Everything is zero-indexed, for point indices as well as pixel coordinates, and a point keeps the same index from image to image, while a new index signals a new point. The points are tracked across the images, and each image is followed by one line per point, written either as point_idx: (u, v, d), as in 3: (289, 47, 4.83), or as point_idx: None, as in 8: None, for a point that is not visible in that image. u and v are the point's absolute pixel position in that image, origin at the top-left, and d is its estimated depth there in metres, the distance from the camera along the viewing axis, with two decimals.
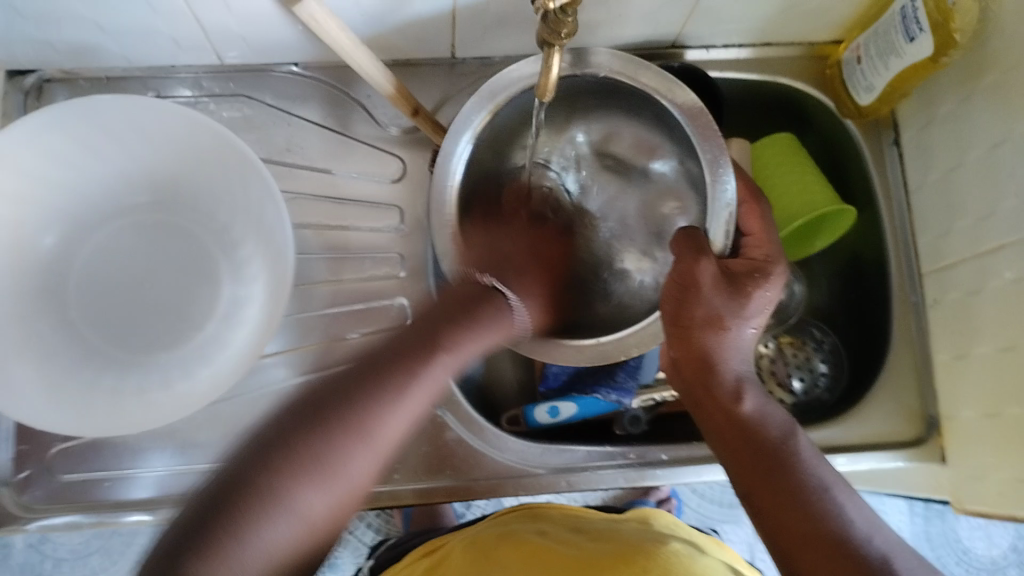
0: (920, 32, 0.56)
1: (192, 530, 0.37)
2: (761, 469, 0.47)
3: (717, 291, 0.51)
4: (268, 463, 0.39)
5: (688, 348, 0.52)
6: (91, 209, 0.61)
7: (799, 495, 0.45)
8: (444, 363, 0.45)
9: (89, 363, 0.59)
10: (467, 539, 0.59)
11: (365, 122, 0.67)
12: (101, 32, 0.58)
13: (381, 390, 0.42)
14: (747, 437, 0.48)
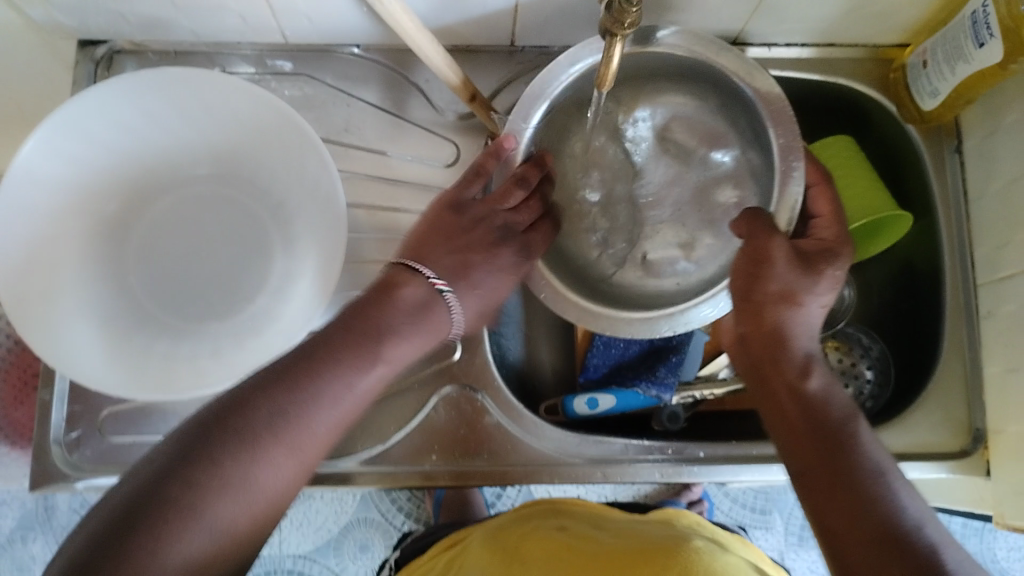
0: (991, 38, 0.55)
1: (195, 445, 0.43)
2: (819, 454, 0.47)
3: (790, 266, 0.51)
4: (228, 431, 0.44)
5: (761, 322, 0.53)
6: (154, 179, 0.63)
7: (852, 479, 0.45)
8: (381, 358, 0.52)
9: (143, 328, 0.60)
10: (492, 531, 0.60)
11: (422, 106, 0.67)
12: (172, 7, 0.60)
13: (341, 359, 0.50)
14: (809, 419, 0.49)
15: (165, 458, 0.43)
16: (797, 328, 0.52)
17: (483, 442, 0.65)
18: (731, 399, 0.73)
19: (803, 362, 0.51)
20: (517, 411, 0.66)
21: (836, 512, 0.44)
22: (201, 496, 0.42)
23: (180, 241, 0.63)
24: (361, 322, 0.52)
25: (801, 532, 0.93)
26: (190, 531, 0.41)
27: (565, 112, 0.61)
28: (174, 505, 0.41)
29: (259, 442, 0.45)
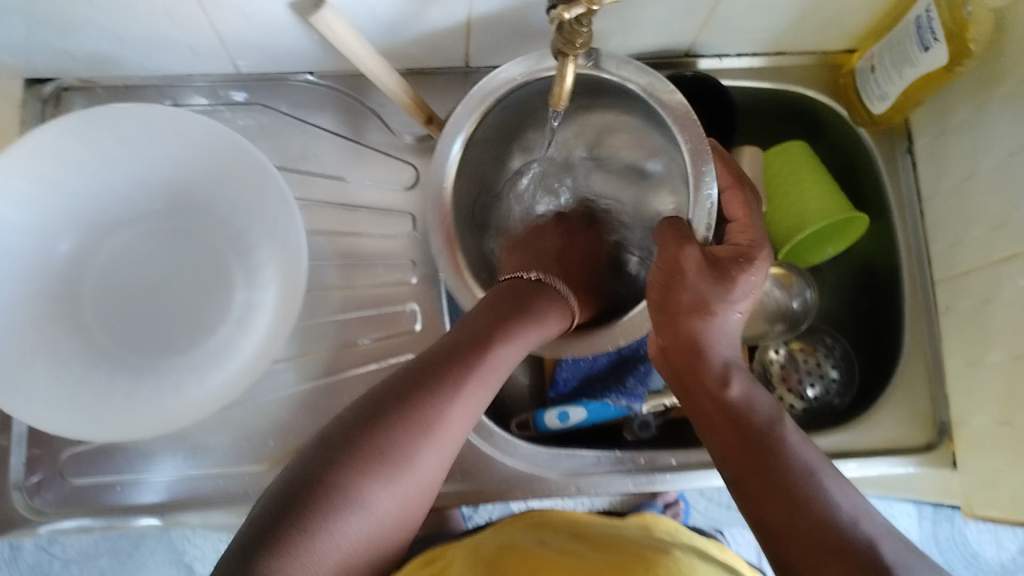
0: (935, 42, 0.56)
1: (319, 470, 0.42)
2: (750, 459, 0.47)
3: (702, 276, 0.51)
4: (381, 415, 0.45)
5: (676, 335, 0.52)
6: (106, 215, 0.61)
7: (787, 482, 0.45)
8: (505, 356, 0.49)
9: (101, 367, 0.59)
10: (471, 546, 0.60)
11: (379, 130, 0.67)
12: (120, 41, 0.59)
13: (454, 380, 0.47)
14: (736, 425, 0.48)
15: (321, 440, 0.44)
16: (717, 337, 0.52)
17: (456, 463, 0.65)
18: None
19: (722, 369, 0.51)
20: (488, 429, 0.65)
21: (772, 518, 0.44)
22: (361, 479, 0.42)
23: (135, 277, 0.61)
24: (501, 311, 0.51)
25: None
26: (355, 511, 0.42)
27: (493, 136, 0.62)
28: (337, 486, 0.42)
29: (411, 422, 0.45)
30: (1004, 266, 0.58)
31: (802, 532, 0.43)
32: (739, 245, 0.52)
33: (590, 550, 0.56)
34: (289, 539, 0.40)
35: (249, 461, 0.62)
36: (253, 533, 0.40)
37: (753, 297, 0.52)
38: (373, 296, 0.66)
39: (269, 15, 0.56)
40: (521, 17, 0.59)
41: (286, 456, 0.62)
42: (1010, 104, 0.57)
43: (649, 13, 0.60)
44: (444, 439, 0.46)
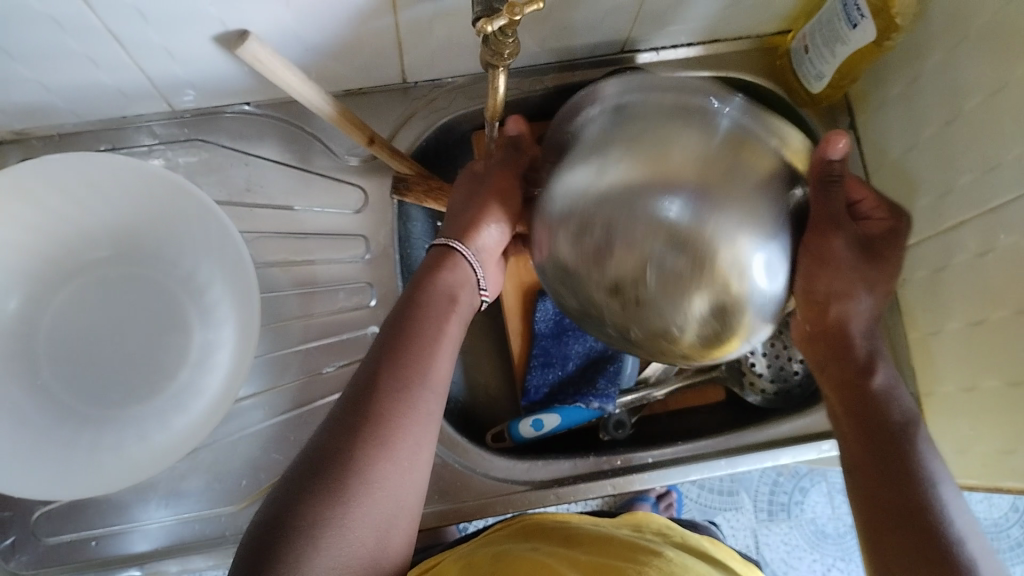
0: (861, 19, 0.56)
1: (272, 519, 0.41)
2: (876, 477, 0.45)
3: (812, 284, 0.47)
4: (339, 442, 0.44)
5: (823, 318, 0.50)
6: (53, 267, 0.60)
7: (922, 514, 0.43)
8: (456, 319, 0.51)
9: (63, 422, 0.58)
10: (462, 557, 0.59)
11: (322, 154, 0.66)
12: (46, 91, 0.58)
13: (417, 351, 0.48)
14: (874, 443, 0.46)
15: (284, 482, 0.43)
16: (854, 322, 0.50)
17: (434, 483, 0.65)
18: (670, 398, 0.74)
19: (872, 348, 0.50)
20: (461, 446, 0.65)
21: (883, 532, 0.43)
22: (338, 535, 0.41)
23: (94, 327, 0.61)
24: (422, 300, 0.50)
25: (770, 507, 0.95)
26: (367, 483, 0.43)
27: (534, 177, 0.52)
28: (309, 516, 0.41)
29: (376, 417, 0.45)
30: (954, 234, 0.58)
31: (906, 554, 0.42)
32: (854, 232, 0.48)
33: (583, 552, 0.56)
34: (303, 531, 0.40)
35: (223, 502, 0.62)
36: (262, 532, 0.41)
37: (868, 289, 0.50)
38: (332, 322, 0.65)
39: (195, 50, 0.56)
40: (449, 28, 0.58)
41: (259, 493, 0.62)
42: (941, 76, 0.57)
43: (578, 13, 0.60)
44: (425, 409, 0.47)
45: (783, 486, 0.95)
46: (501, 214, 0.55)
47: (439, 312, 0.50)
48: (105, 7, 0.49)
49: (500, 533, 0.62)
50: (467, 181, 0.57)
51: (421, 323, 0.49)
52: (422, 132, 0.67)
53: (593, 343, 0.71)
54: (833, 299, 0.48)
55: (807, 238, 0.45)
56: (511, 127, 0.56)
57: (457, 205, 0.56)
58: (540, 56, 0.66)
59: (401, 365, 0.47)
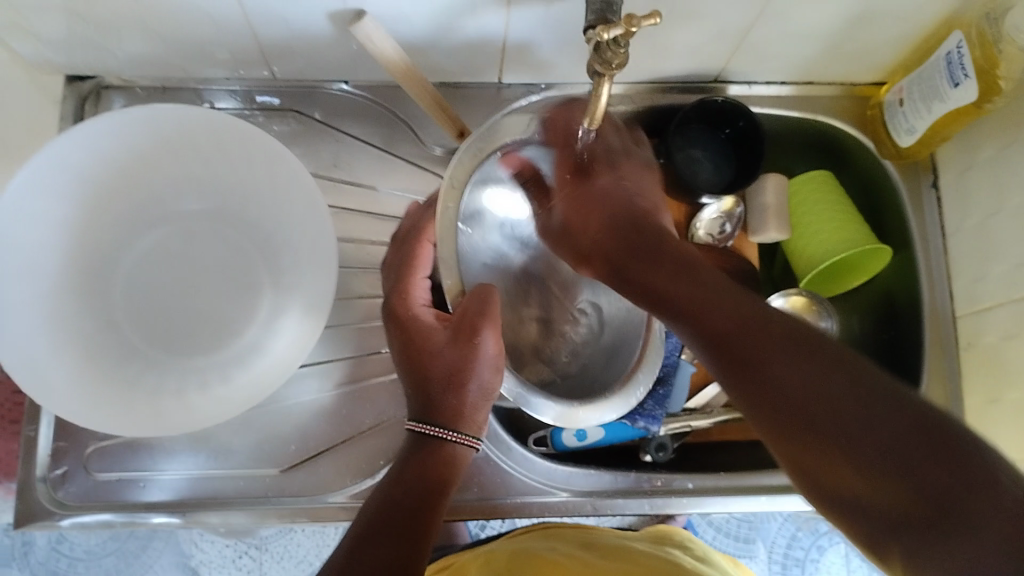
0: (965, 78, 0.56)
1: None
2: (734, 373, 0.40)
3: (573, 199, 0.58)
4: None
5: (590, 222, 0.55)
6: (144, 212, 0.62)
7: (755, 358, 0.39)
8: (452, 466, 0.51)
9: (128, 363, 0.59)
10: (483, 554, 0.60)
11: (410, 141, 0.68)
12: (161, 43, 0.60)
13: (421, 486, 0.50)
14: (745, 345, 0.39)
15: None
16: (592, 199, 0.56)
17: (473, 476, 0.65)
18: (718, 429, 0.73)
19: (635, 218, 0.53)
20: (505, 443, 0.66)
21: (796, 439, 0.36)
22: None
23: (170, 274, 0.62)
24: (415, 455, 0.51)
25: (784, 561, 0.94)
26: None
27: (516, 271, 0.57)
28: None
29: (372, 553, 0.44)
30: None
31: (829, 406, 0.35)
32: (619, 137, 0.59)
33: (598, 557, 0.56)
34: None
35: (268, 463, 0.63)
36: None
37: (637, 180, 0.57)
38: None
39: (308, 23, 0.57)
40: (555, 35, 0.59)
41: (306, 460, 0.63)
42: None
43: (682, 37, 0.61)
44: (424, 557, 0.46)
45: (800, 541, 0.94)
46: (436, 370, 0.52)
47: (435, 455, 0.51)
48: None
49: (522, 536, 0.64)
50: (412, 355, 0.53)
51: (415, 469, 0.50)
52: None
53: None
54: (588, 203, 0.56)
55: (569, 191, 0.58)
56: (484, 299, 0.52)
57: (418, 393, 0.52)
58: (635, 75, 0.67)
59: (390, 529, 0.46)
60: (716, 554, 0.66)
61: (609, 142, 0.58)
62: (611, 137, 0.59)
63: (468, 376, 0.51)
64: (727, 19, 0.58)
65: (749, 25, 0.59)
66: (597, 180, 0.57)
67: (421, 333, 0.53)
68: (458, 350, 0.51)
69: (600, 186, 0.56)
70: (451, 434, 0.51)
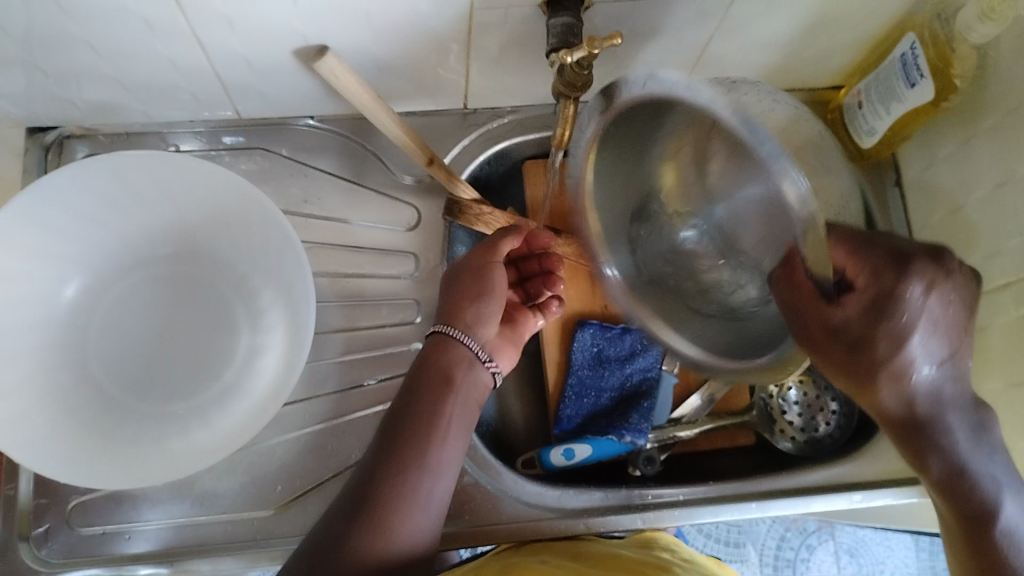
0: (921, 78, 0.58)
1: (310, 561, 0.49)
2: (963, 521, 0.49)
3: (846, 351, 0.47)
4: (350, 512, 0.51)
5: (856, 391, 0.49)
6: (113, 260, 0.61)
7: (982, 528, 0.48)
8: (468, 373, 0.58)
9: (107, 414, 0.58)
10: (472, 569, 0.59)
11: (379, 172, 0.68)
12: (123, 90, 0.60)
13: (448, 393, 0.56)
14: (950, 493, 0.50)
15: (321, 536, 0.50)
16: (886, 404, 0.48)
17: (464, 503, 0.65)
18: (702, 439, 0.74)
19: (915, 426, 0.49)
20: (494, 467, 0.66)
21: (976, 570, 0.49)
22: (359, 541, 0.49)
23: (143, 322, 0.61)
24: (434, 363, 0.57)
25: (776, 563, 0.94)
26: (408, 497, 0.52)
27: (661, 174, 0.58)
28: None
29: (403, 479, 0.52)
30: (998, 294, 0.59)
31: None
32: (962, 282, 0.48)
33: (588, 565, 0.57)
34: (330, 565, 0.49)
35: (255, 505, 0.62)
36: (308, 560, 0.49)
37: (926, 349, 0.46)
38: (376, 336, 0.66)
39: (272, 62, 0.57)
40: (518, 59, 0.60)
41: (293, 499, 0.62)
42: (995, 140, 0.58)
43: (642, 55, 0.61)
44: (441, 470, 0.54)
45: (790, 541, 0.95)
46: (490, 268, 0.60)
47: (454, 362, 0.57)
48: (198, 13, 0.51)
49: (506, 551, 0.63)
50: (455, 267, 0.61)
51: (437, 385, 0.56)
52: (478, 157, 0.68)
53: (628, 378, 0.72)
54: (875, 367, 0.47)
55: (797, 311, 0.46)
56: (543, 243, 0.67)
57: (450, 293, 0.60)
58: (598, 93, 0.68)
59: (403, 443, 0.54)
60: (706, 557, 0.64)
61: (954, 275, 0.47)
62: (956, 275, 0.47)
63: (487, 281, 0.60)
64: (686, 35, 0.59)
65: (707, 40, 0.60)
66: (878, 347, 0.46)
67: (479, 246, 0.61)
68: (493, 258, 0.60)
69: (856, 361, 0.47)
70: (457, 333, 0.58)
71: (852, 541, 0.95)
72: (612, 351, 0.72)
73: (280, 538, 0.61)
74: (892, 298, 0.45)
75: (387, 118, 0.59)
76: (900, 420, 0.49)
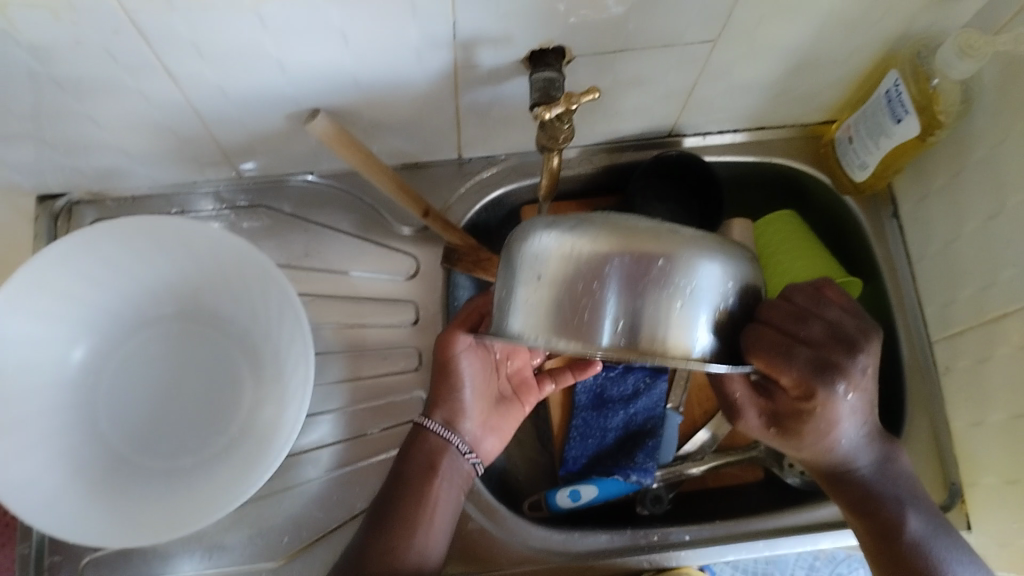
0: (906, 114, 0.58)
1: None
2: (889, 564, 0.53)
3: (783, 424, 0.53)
4: None
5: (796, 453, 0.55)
6: (119, 321, 0.63)
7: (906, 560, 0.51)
8: (451, 457, 0.60)
9: (116, 472, 0.60)
10: None
11: (377, 223, 0.69)
12: (125, 157, 0.62)
13: (429, 473, 0.59)
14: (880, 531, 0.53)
15: None
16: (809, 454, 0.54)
17: (470, 549, 0.66)
18: (711, 476, 0.74)
19: (836, 471, 0.55)
20: (499, 513, 0.67)
21: None
22: None
23: (150, 381, 0.63)
24: (418, 447, 0.60)
25: None
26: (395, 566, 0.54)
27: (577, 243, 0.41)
28: None
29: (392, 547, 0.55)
30: (996, 326, 0.59)
31: None
32: (852, 318, 0.48)
33: None
34: None
35: (264, 557, 0.63)
36: None
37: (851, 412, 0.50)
38: (380, 385, 0.68)
39: (268, 125, 0.59)
40: (506, 111, 0.61)
41: (301, 550, 0.63)
42: (984, 172, 0.58)
43: (629, 101, 0.62)
44: (430, 536, 0.57)
45: None
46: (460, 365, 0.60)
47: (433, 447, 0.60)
48: (191, 84, 0.53)
49: None
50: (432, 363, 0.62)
51: (416, 466, 0.59)
52: (475, 205, 0.69)
53: (632, 418, 0.72)
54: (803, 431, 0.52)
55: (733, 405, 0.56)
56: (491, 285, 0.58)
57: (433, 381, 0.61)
58: (589, 138, 0.69)
59: (391, 518, 0.56)
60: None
61: (845, 325, 0.47)
62: (847, 320, 0.47)
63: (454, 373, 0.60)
64: (670, 82, 0.60)
65: (691, 85, 0.61)
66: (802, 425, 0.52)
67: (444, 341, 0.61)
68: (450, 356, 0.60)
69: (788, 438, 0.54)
70: (431, 423, 0.60)
71: None
72: (615, 390, 0.72)
73: None
74: (834, 368, 0.46)
75: (374, 168, 0.59)
76: (827, 472, 0.55)
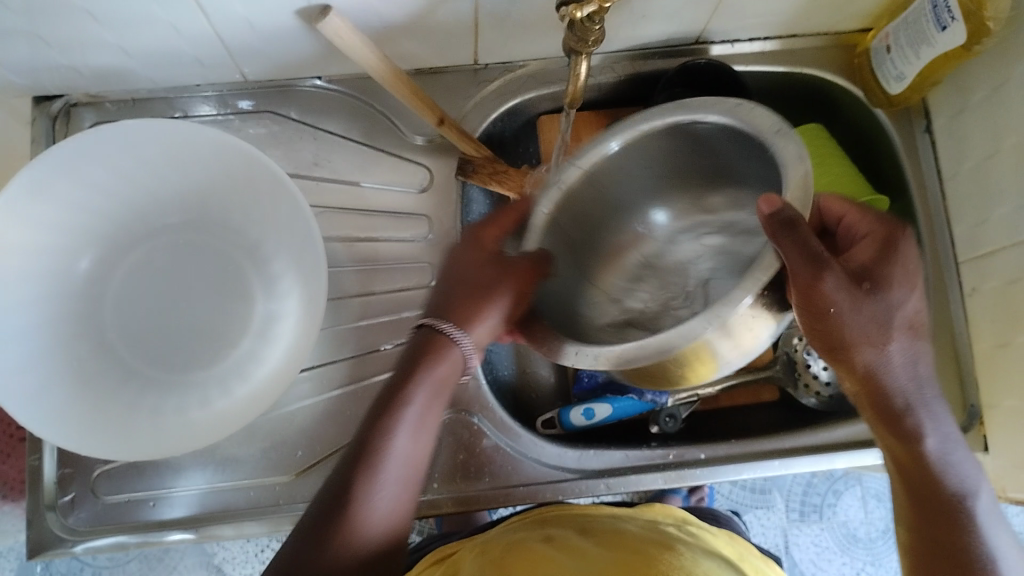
0: (952, 21, 0.55)
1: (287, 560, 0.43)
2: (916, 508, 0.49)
3: (856, 308, 0.46)
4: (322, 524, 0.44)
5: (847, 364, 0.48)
6: (126, 231, 0.61)
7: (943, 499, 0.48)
8: (454, 366, 0.49)
9: (126, 384, 0.59)
10: (478, 544, 0.54)
11: (388, 132, 0.66)
12: (126, 57, 0.58)
13: (427, 375, 0.48)
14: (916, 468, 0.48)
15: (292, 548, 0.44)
16: (887, 372, 0.47)
17: (484, 465, 0.65)
18: (725, 396, 0.73)
19: (910, 396, 0.48)
20: (515, 431, 0.66)
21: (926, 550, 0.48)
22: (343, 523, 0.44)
23: (158, 294, 0.61)
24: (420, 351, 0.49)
25: (802, 508, 0.92)
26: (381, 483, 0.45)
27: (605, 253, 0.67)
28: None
29: (359, 496, 0.44)
30: None
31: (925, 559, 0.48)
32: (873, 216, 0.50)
33: (594, 545, 0.50)
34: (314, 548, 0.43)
35: (277, 471, 0.62)
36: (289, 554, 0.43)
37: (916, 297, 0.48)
38: (392, 300, 0.66)
39: (275, 23, 0.56)
40: (529, 12, 0.58)
41: (313, 465, 0.62)
42: None
43: (658, 3, 0.59)
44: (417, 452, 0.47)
45: (816, 488, 0.92)
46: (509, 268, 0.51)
47: (432, 350, 0.49)
48: None
49: (523, 523, 0.58)
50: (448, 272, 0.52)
51: (413, 370, 0.48)
52: (491, 113, 0.67)
53: None
54: (883, 323, 0.47)
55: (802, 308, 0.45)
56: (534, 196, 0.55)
57: (468, 280, 0.50)
58: (612, 44, 0.65)
59: (376, 428, 0.46)
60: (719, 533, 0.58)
61: (858, 228, 0.50)
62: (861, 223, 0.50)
63: (495, 278, 0.50)
64: None
65: None
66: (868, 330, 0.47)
67: (464, 253, 0.52)
68: (492, 259, 0.51)
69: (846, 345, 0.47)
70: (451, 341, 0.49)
71: (879, 486, 0.92)
72: None
73: (302, 502, 0.61)
74: (895, 246, 0.49)
75: (390, 71, 0.57)
76: (881, 399, 0.48)
